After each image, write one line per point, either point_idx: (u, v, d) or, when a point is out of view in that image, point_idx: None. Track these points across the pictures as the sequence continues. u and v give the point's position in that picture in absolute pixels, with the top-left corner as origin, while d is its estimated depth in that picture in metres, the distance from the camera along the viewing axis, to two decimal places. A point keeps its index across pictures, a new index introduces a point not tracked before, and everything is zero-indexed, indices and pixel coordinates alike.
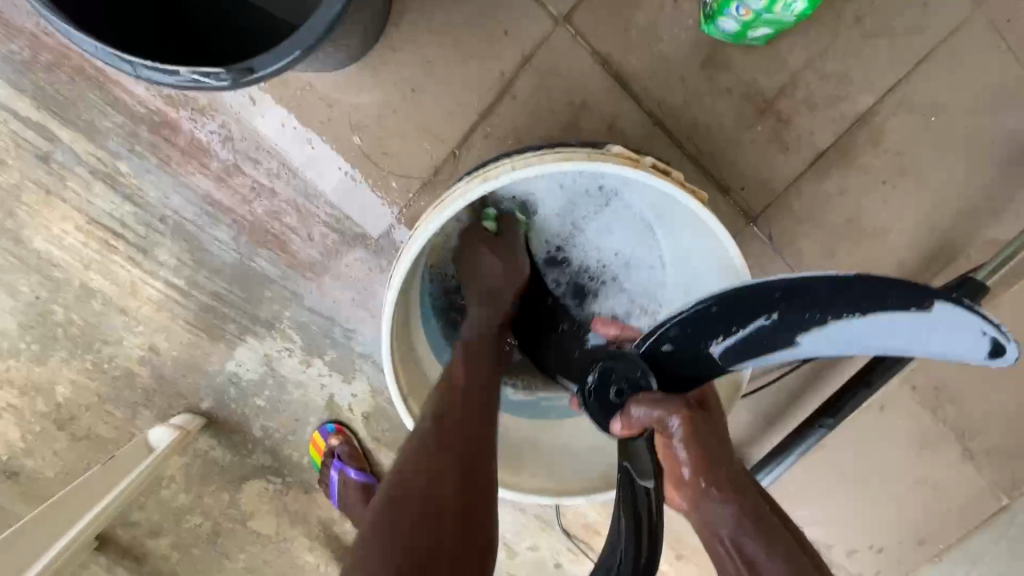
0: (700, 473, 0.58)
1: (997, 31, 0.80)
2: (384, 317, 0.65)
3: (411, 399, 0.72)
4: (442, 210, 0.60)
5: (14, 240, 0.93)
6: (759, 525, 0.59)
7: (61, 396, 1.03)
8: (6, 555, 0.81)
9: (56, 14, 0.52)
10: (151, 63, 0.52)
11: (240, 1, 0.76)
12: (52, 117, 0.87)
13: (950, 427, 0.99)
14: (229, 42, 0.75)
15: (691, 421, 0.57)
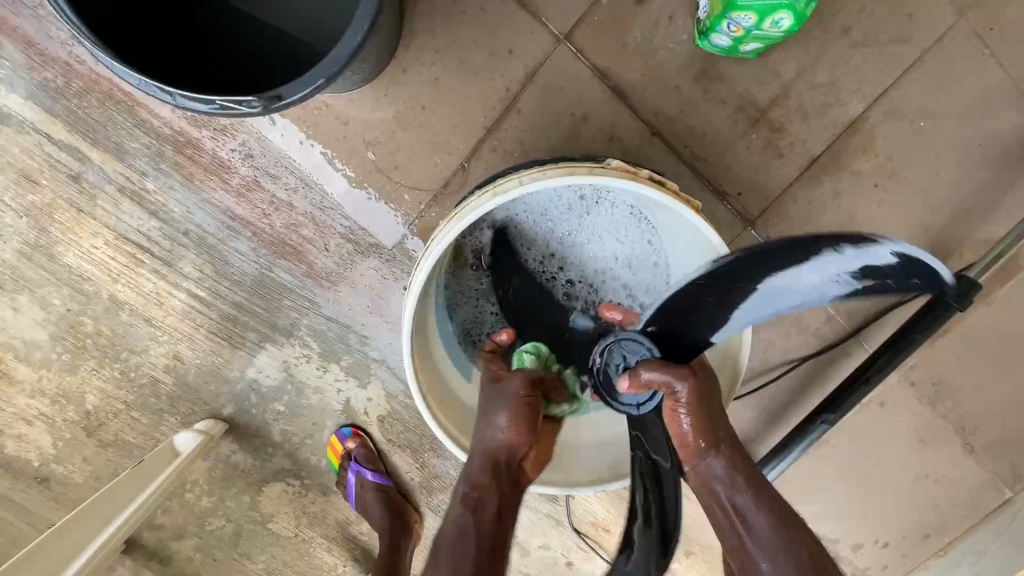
0: (700, 434, 0.66)
1: (981, 39, 0.83)
2: (403, 323, 0.69)
3: (431, 398, 0.76)
4: (458, 221, 0.64)
5: (47, 256, 0.98)
6: (752, 483, 0.66)
7: (90, 404, 1.08)
8: (51, 550, 0.85)
9: (108, 53, 0.58)
10: (189, 93, 0.57)
11: (263, 29, 0.81)
12: (83, 139, 0.93)
13: (950, 421, 1.01)
14: (254, 69, 0.80)
15: (696, 386, 0.65)
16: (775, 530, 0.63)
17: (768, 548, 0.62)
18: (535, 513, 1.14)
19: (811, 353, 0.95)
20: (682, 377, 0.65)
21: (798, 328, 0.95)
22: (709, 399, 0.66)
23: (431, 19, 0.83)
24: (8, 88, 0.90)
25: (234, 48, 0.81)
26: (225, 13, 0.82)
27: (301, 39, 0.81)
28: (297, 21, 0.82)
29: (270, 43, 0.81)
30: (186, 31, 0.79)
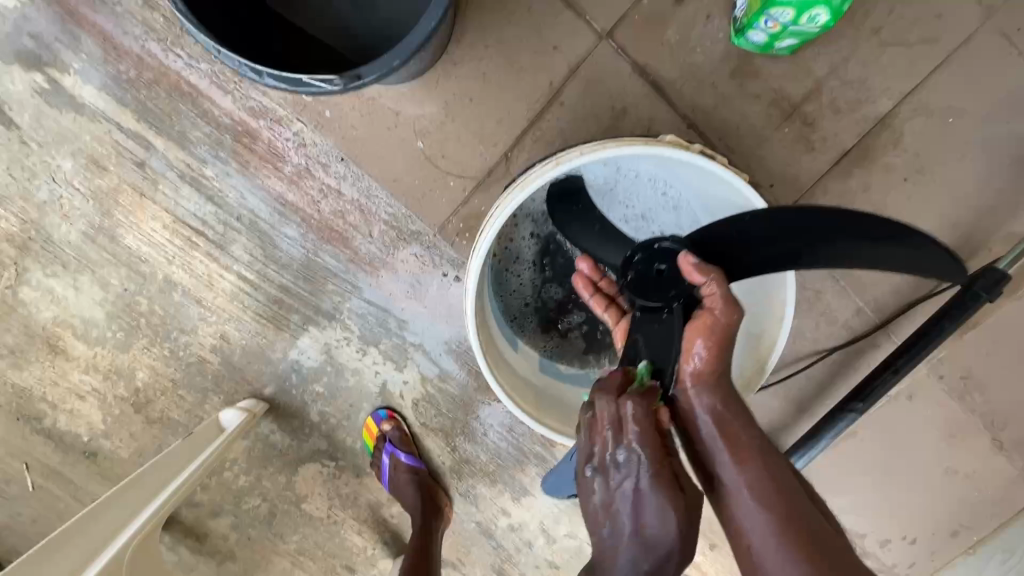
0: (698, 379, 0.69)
1: (1009, 39, 0.86)
2: (470, 282, 0.73)
3: (488, 357, 0.79)
4: (525, 186, 0.69)
5: (109, 237, 1.05)
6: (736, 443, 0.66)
7: (140, 381, 1.13)
8: (97, 522, 0.88)
9: (205, 33, 0.65)
10: (275, 72, 0.64)
11: (328, 25, 0.88)
12: (150, 128, 0.99)
13: (979, 417, 1.02)
14: (326, 58, 0.87)
15: (731, 318, 0.68)
16: (764, 486, 0.63)
17: (757, 504, 0.62)
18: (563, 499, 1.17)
19: (840, 343, 0.97)
20: (723, 304, 0.69)
21: (828, 319, 0.97)
22: (727, 337, 0.69)
23: (480, 17, 0.88)
24: (84, 80, 0.97)
25: (307, 37, 0.88)
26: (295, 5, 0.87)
27: (370, 31, 0.87)
28: (368, 13, 0.88)
29: (339, 36, 0.88)
30: (267, 20, 0.86)
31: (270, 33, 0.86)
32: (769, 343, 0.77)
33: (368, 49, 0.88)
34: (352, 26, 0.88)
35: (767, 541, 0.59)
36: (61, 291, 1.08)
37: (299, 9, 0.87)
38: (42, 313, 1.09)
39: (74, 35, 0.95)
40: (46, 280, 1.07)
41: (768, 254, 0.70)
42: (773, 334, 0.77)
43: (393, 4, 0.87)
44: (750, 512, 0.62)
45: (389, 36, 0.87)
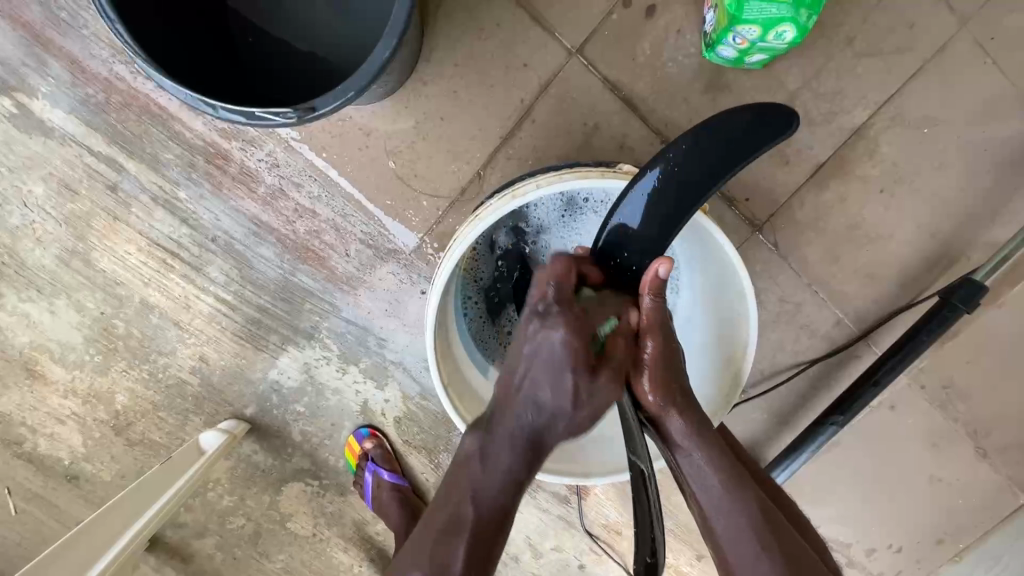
0: (662, 395, 0.66)
1: (982, 48, 0.86)
2: (428, 321, 0.74)
3: (452, 389, 0.79)
4: (478, 224, 0.70)
5: (84, 261, 1.04)
6: (714, 460, 0.66)
7: (120, 403, 1.12)
8: (77, 547, 0.88)
9: (156, 68, 0.65)
10: (230, 106, 0.64)
11: (292, 47, 0.87)
12: (120, 151, 0.98)
13: (962, 425, 1.02)
14: (295, 78, 0.86)
15: (661, 341, 0.67)
16: (744, 510, 0.65)
17: (741, 529, 0.64)
18: (547, 514, 1.17)
19: (821, 354, 0.96)
20: (653, 329, 0.67)
21: (808, 331, 0.96)
22: (671, 359, 0.67)
23: (449, 35, 0.87)
24: (52, 103, 0.96)
25: (277, 57, 0.86)
26: (257, 28, 0.87)
27: (337, 50, 0.86)
28: (332, 33, 0.86)
29: (304, 56, 0.87)
30: (232, 45, 0.85)
31: (235, 57, 0.85)
32: (739, 357, 0.77)
33: (335, 67, 0.86)
34: (315, 47, 0.86)
35: (754, 561, 0.63)
36: (37, 316, 1.07)
37: (264, 29, 0.86)
38: (19, 338, 1.09)
39: (41, 59, 0.94)
40: (21, 304, 1.06)
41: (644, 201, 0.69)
42: (743, 349, 0.76)
43: (360, 24, 0.86)
44: (732, 534, 0.65)
45: (357, 54, 0.86)
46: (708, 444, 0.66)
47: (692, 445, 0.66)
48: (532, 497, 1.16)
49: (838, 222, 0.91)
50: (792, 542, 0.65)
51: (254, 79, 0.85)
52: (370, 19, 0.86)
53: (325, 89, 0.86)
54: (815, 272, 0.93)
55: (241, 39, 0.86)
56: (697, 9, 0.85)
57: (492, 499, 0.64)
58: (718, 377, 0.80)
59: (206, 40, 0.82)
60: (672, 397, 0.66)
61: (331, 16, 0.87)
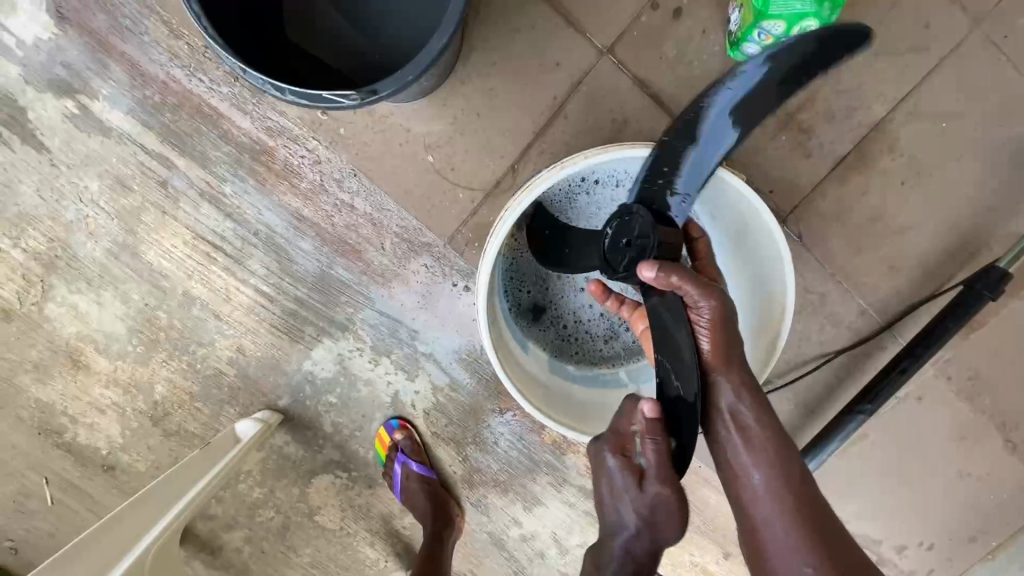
0: (718, 352, 0.74)
1: (997, 46, 0.89)
2: (480, 283, 0.80)
3: (498, 353, 0.85)
4: (531, 190, 0.77)
5: (132, 254, 1.09)
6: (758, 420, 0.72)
7: (159, 394, 1.16)
8: (117, 528, 0.87)
9: (229, 53, 0.68)
10: (297, 90, 0.68)
11: (338, 37, 0.90)
12: (173, 149, 1.04)
13: (990, 418, 1.03)
14: (344, 63, 0.90)
15: (716, 304, 0.72)
16: (777, 481, 0.70)
17: (770, 500, 0.69)
18: (573, 509, 1.17)
19: (845, 344, 0.98)
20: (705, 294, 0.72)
21: (832, 322, 0.98)
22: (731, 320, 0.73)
23: (487, 37, 0.93)
24: (111, 105, 1.02)
25: (328, 45, 0.90)
26: (307, 17, 0.90)
27: (382, 41, 0.90)
28: (376, 26, 0.90)
29: (349, 46, 0.90)
30: (281, 34, 0.89)
31: (287, 48, 0.89)
32: (778, 313, 0.80)
33: (379, 58, 0.90)
34: (361, 36, 0.90)
35: (779, 535, 0.67)
36: (84, 307, 1.12)
37: (312, 20, 0.90)
38: (66, 329, 1.13)
39: (103, 63, 1.01)
40: (71, 296, 1.11)
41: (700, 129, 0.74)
42: (780, 284, 0.80)
43: (408, 11, 0.90)
44: (764, 504, 0.69)
45: (396, 44, 0.90)
46: (770, 441, 0.72)
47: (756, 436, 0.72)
48: (558, 490, 1.17)
49: (860, 214, 0.94)
50: (824, 522, 0.67)
51: (304, 65, 0.89)
52: (414, 11, 0.90)
53: (369, 76, 0.90)
54: (839, 264, 0.96)
55: (293, 26, 0.90)
56: (721, 11, 0.90)
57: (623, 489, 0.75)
58: (758, 352, 0.84)
59: (260, 30, 0.87)
60: (731, 355, 0.74)
61: (380, 7, 0.90)
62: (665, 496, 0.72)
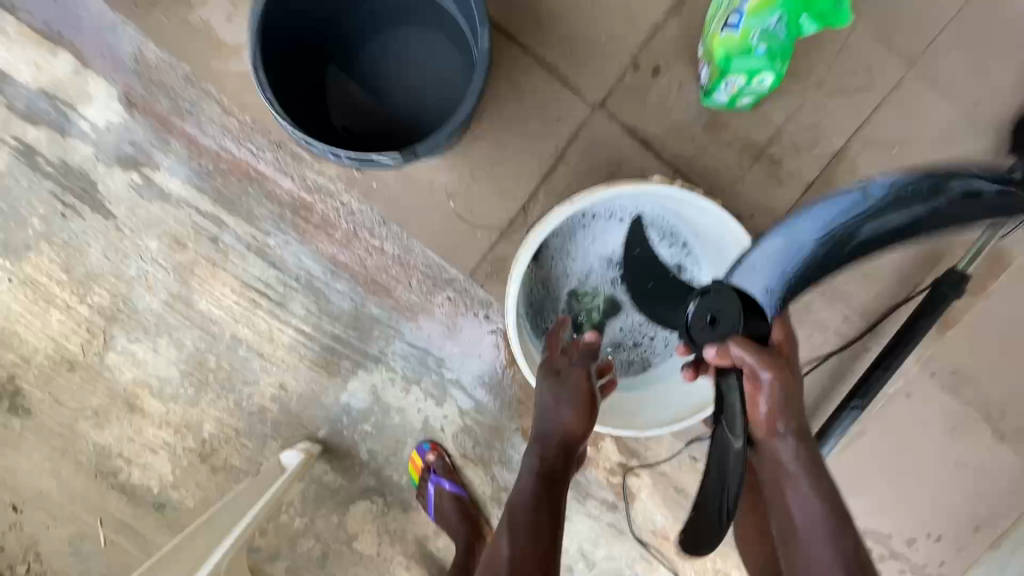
0: (777, 418, 0.76)
1: (932, 81, 1.04)
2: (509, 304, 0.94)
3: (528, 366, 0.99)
4: (545, 225, 0.91)
5: (186, 303, 1.21)
6: (821, 494, 0.72)
7: (207, 432, 1.26)
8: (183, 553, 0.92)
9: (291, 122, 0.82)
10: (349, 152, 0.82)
11: (373, 111, 1.06)
12: (222, 209, 1.17)
13: (977, 409, 1.11)
14: (378, 133, 1.05)
15: (777, 376, 0.75)
16: (837, 562, 0.68)
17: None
18: (597, 521, 1.24)
19: (833, 348, 1.09)
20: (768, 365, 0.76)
21: (819, 328, 1.08)
22: (788, 392, 0.76)
23: (495, 99, 1.08)
24: (170, 174, 1.17)
25: (367, 114, 1.06)
26: (347, 94, 1.06)
27: (411, 112, 1.05)
28: (406, 101, 1.06)
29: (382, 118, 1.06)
30: (324, 108, 1.04)
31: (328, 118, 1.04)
32: None
33: (408, 127, 1.05)
34: (393, 110, 1.06)
35: None
36: (142, 355, 1.23)
37: (351, 97, 1.06)
38: (124, 376, 1.24)
39: (164, 140, 1.15)
40: (130, 344, 1.23)
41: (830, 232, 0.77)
42: None
43: (443, 78, 1.06)
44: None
45: (423, 115, 1.05)
46: (841, 534, 0.70)
47: (813, 532, 0.70)
48: (582, 504, 1.24)
49: None
50: None
51: (344, 134, 1.04)
52: (439, 88, 1.06)
53: (400, 142, 1.05)
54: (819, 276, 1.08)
55: (338, 99, 1.06)
56: (694, 66, 1.06)
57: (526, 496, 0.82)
58: None
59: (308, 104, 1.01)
60: (787, 423, 0.76)
61: (414, 80, 1.06)
62: (579, 384, 0.89)
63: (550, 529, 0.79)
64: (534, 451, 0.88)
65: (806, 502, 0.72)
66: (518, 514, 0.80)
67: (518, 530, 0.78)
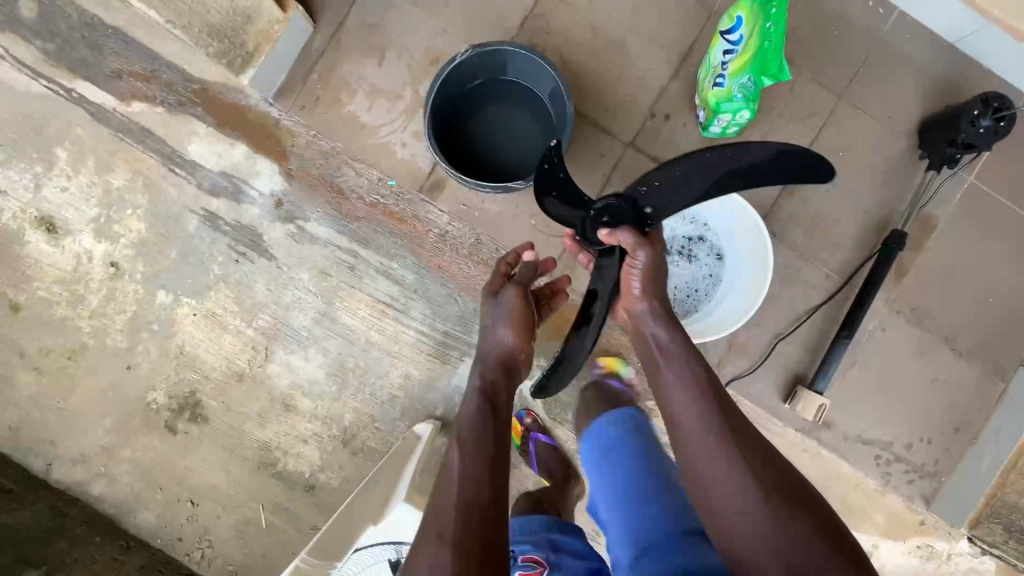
0: (644, 290, 1.14)
1: (857, 106, 1.50)
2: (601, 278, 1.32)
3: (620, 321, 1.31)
4: None
5: (331, 319, 1.58)
6: (675, 342, 1.09)
7: (348, 421, 1.59)
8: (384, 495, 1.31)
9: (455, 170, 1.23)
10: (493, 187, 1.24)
11: (491, 152, 1.40)
12: (357, 244, 1.57)
13: (935, 335, 1.50)
14: (496, 167, 1.39)
15: (646, 255, 1.12)
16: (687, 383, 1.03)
17: (682, 394, 1.02)
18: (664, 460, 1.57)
19: (821, 300, 1.49)
20: (641, 245, 1.12)
21: (809, 285, 1.48)
22: (651, 271, 1.13)
23: None
24: (317, 222, 1.57)
25: (487, 153, 1.39)
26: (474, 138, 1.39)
27: (519, 152, 1.40)
28: (516, 144, 1.40)
29: (499, 155, 1.40)
30: (458, 148, 1.38)
31: (460, 158, 1.39)
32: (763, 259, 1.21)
33: (516, 163, 1.40)
34: (506, 151, 1.40)
35: (690, 413, 0.99)
36: (296, 363, 1.59)
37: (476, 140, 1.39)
38: (282, 382, 1.59)
39: (312, 197, 1.55)
40: (286, 356, 1.59)
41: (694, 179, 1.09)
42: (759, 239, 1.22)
43: (536, 146, 1.40)
44: (678, 399, 1.02)
45: (528, 153, 1.40)
46: (693, 366, 1.05)
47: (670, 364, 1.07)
48: None
49: (807, 215, 1.49)
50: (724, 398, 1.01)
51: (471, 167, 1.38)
52: (539, 135, 1.41)
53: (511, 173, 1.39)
54: (802, 248, 1.49)
55: (467, 142, 1.39)
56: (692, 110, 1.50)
57: (474, 416, 1.09)
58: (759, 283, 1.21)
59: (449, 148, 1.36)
60: (654, 297, 1.14)
61: (521, 128, 1.41)
62: (514, 297, 1.27)
63: (491, 439, 1.02)
64: (484, 368, 1.21)
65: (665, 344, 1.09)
66: (467, 435, 1.04)
67: (466, 446, 1.01)
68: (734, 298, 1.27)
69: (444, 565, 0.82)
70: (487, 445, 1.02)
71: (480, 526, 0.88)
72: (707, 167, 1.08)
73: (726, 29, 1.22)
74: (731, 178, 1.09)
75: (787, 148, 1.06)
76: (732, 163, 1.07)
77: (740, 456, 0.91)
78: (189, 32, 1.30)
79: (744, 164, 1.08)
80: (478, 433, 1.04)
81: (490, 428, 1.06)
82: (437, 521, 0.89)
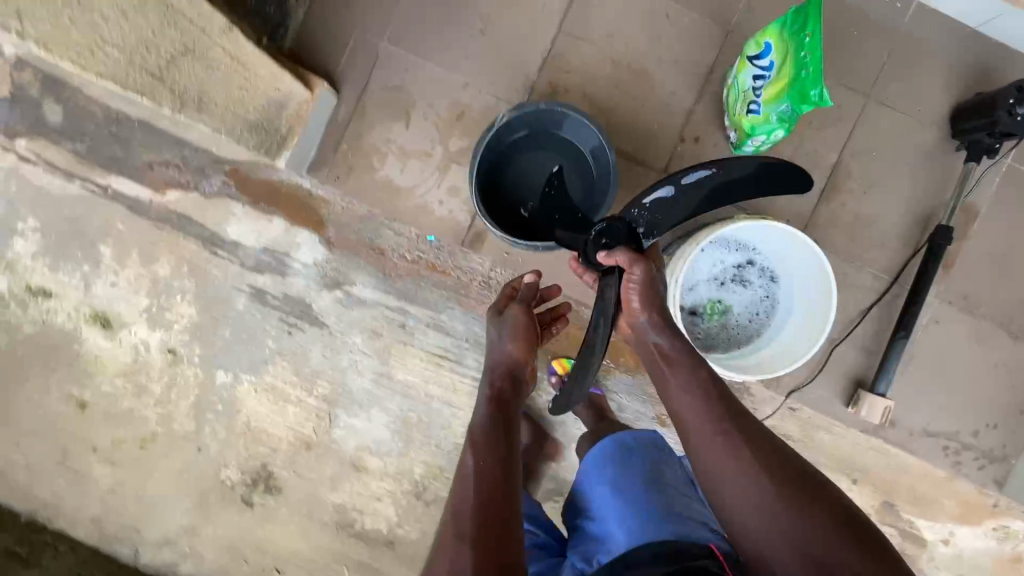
0: (643, 305, 1.15)
1: (887, 102, 1.49)
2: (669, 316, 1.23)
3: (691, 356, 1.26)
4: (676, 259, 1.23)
5: (389, 377, 1.61)
6: (676, 348, 1.13)
7: (418, 474, 1.62)
8: None
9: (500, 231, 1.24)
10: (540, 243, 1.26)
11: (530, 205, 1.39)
12: (404, 302, 1.58)
13: (990, 322, 1.50)
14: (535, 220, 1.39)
15: (641, 271, 1.14)
16: (692, 388, 1.07)
17: (689, 398, 1.06)
18: None
19: (872, 301, 1.50)
20: (636, 263, 1.15)
21: (857, 289, 1.50)
22: (647, 286, 1.15)
23: None
24: (363, 285, 1.58)
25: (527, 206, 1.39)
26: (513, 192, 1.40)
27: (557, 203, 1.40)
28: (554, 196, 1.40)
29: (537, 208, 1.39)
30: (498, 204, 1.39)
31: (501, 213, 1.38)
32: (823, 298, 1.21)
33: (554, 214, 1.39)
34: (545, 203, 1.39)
35: (697, 417, 1.03)
36: (360, 425, 1.62)
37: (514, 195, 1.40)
38: (349, 444, 1.62)
39: (354, 262, 1.57)
40: (350, 419, 1.62)
41: (681, 200, 1.16)
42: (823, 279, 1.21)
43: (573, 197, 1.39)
44: (684, 402, 1.06)
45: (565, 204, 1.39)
46: (697, 370, 1.09)
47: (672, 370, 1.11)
48: None
49: (848, 219, 1.49)
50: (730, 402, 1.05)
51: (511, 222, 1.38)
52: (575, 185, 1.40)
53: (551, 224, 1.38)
54: (846, 252, 1.49)
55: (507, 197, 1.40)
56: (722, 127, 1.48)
57: (484, 421, 1.14)
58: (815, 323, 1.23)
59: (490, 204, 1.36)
60: (653, 309, 1.16)
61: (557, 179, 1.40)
62: (517, 316, 1.31)
63: (504, 440, 1.09)
64: (489, 379, 1.27)
65: (669, 350, 1.13)
66: (479, 437, 1.10)
67: (479, 448, 1.07)
68: (798, 323, 1.28)
69: (466, 561, 0.86)
70: (503, 445, 1.08)
71: (498, 524, 0.93)
72: (691, 186, 1.15)
73: (754, 55, 1.25)
74: (717, 194, 1.16)
75: (766, 161, 1.11)
76: (713, 178, 1.14)
77: (750, 455, 0.97)
78: (231, 133, 1.25)
79: (725, 178, 1.14)
80: (492, 435, 1.10)
81: (501, 429, 1.12)
82: (457, 525, 0.93)
